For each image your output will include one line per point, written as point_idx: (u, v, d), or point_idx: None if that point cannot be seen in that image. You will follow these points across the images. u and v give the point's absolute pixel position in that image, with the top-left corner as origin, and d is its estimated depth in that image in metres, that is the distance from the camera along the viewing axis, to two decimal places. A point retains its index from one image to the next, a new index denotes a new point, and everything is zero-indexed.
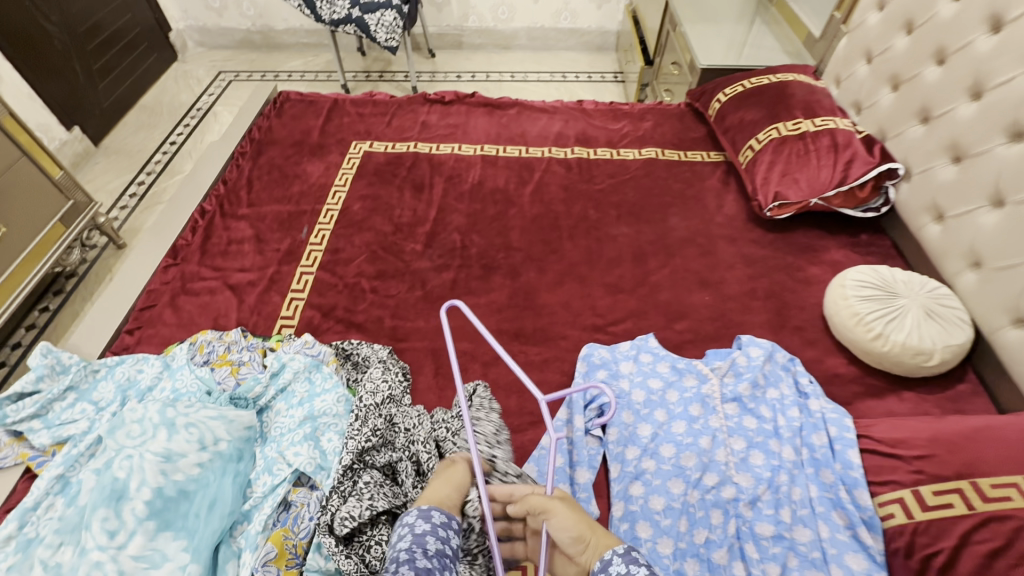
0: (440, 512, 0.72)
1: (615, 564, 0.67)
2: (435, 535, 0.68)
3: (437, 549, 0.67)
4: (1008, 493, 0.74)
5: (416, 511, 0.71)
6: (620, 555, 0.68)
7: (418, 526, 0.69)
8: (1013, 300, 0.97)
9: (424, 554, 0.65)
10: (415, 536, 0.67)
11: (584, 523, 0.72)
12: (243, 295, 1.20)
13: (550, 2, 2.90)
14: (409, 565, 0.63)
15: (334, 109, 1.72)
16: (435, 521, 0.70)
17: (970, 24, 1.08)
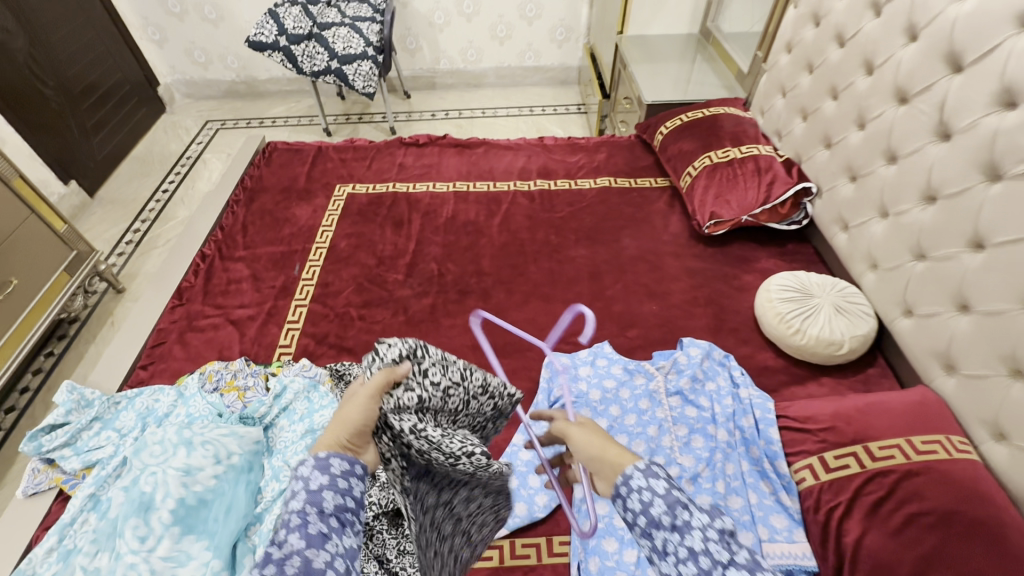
0: (341, 459, 0.69)
1: (637, 478, 0.63)
2: (333, 490, 0.65)
3: (337, 505, 0.65)
4: (892, 452, 0.93)
5: (314, 461, 0.67)
6: (641, 469, 0.64)
7: (314, 480, 0.65)
8: (901, 294, 1.16)
9: (318, 515, 0.62)
10: (310, 494, 0.64)
11: (596, 447, 0.70)
12: (243, 328, 1.34)
13: (514, 44, 3.15)
14: (301, 532, 0.60)
15: (318, 155, 1.89)
16: (333, 471, 0.66)
17: (851, 68, 1.30)
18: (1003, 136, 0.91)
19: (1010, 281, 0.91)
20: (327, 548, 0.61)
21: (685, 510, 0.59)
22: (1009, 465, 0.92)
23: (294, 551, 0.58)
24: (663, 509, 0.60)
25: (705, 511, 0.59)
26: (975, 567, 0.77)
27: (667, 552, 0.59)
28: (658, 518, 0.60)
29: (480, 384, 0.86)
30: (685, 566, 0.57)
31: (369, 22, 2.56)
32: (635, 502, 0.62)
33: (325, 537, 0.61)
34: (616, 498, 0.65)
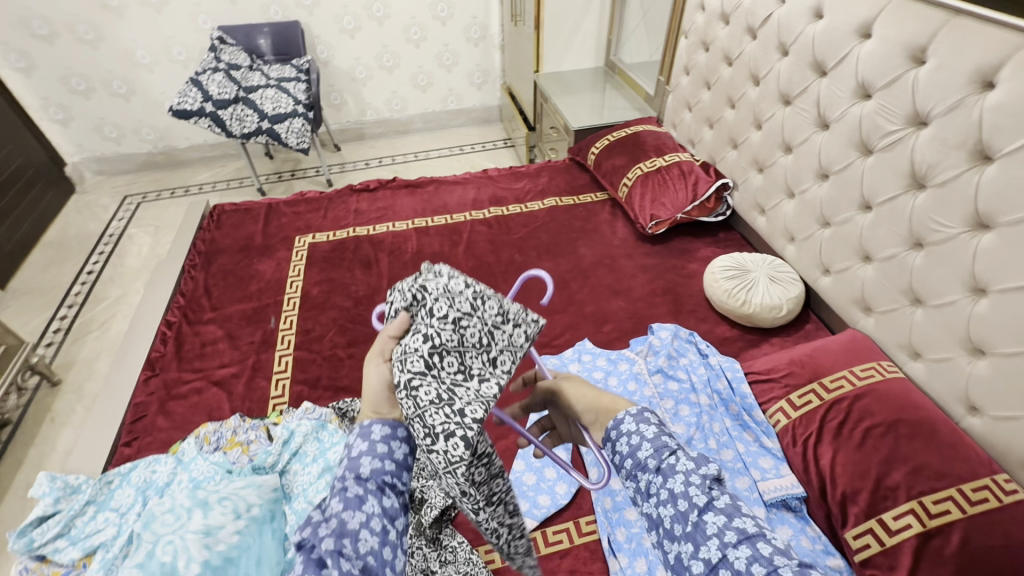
0: (384, 426, 0.71)
1: (628, 423, 0.73)
2: (371, 454, 0.68)
3: (375, 471, 0.67)
4: (841, 383, 1.11)
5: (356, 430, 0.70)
6: (632, 416, 0.74)
7: (356, 448, 0.68)
8: (818, 257, 1.39)
9: (355, 480, 0.65)
10: (350, 461, 0.67)
11: (589, 400, 0.81)
12: (230, 387, 1.32)
13: (436, 90, 3.34)
14: (341, 497, 0.63)
15: (270, 212, 1.90)
16: (374, 436, 0.69)
17: (741, 81, 1.57)
18: (865, 119, 1.17)
19: (895, 230, 1.15)
20: (363, 510, 0.63)
21: (670, 454, 0.68)
22: (927, 376, 1.13)
23: (332, 514, 0.61)
24: (650, 452, 0.68)
25: (689, 458, 0.67)
26: (921, 459, 0.95)
27: (649, 493, 0.67)
28: (645, 460, 0.68)
29: (498, 311, 0.79)
30: (664, 505, 0.65)
31: (295, 82, 2.63)
32: (625, 445, 0.71)
33: (360, 500, 0.63)
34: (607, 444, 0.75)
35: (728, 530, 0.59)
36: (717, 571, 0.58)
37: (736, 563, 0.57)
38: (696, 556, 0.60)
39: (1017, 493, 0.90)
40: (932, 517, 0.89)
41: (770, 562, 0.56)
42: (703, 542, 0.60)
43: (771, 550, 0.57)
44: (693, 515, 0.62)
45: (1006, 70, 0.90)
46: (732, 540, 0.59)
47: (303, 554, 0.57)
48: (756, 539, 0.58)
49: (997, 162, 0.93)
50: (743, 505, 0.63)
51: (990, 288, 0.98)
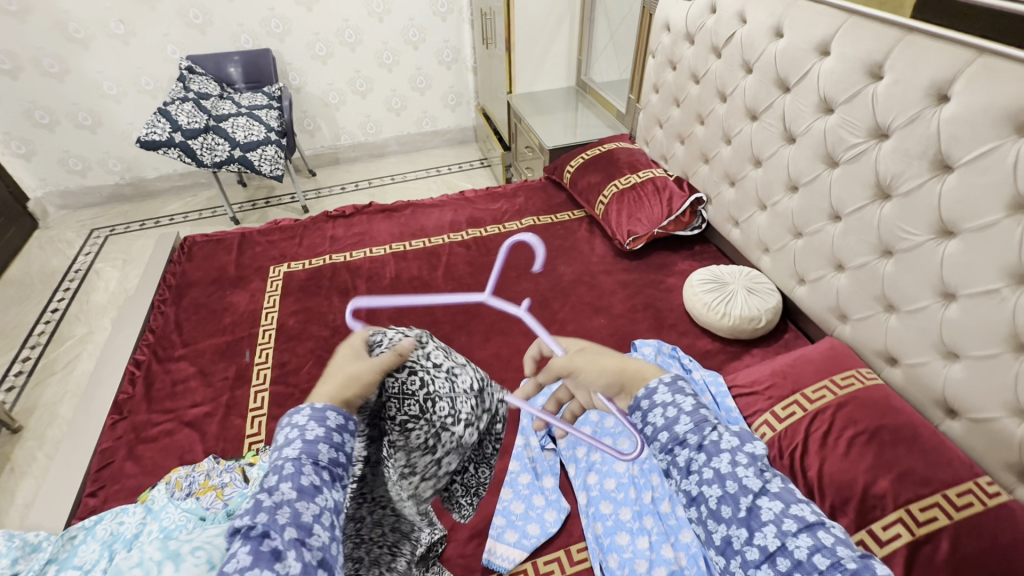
0: (338, 414, 0.62)
1: (662, 393, 0.74)
2: (329, 443, 0.59)
3: (331, 459, 0.58)
4: (823, 393, 1.12)
5: (309, 411, 0.60)
6: (666, 386, 0.75)
7: (311, 429, 0.59)
8: (792, 267, 1.41)
9: (314, 466, 0.56)
10: (306, 444, 0.57)
11: (611, 370, 0.78)
12: (203, 427, 1.27)
13: (410, 113, 3.35)
14: (294, 482, 0.54)
15: (243, 242, 1.86)
16: (331, 423, 0.60)
17: (709, 98, 1.61)
18: (829, 132, 1.20)
19: (865, 239, 1.17)
20: (317, 503, 0.54)
21: (712, 431, 0.70)
22: (905, 381, 1.15)
23: (284, 500, 0.52)
24: (690, 427, 0.70)
25: (732, 436, 0.70)
26: (906, 464, 0.96)
27: (690, 470, 0.69)
28: (684, 435, 0.70)
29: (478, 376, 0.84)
30: (709, 484, 0.67)
31: (267, 109, 2.60)
32: (659, 416, 0.73)
33: (316, 490, 0.55)
34: (635, 412, 0.76)
35: (787, 519, 0.62)
36: (774, 558, 0.60)
37: (796, 553, 0.60)
38: (751, 542, 0.62)
39: (999, 495, 0.91)
40: (920, 526, 0.89)
41: (834, 552, 0.58)
42: (759, 529, 0.63)
43: (833, 539, 0.60)
44: (746, 501, 0.65)
45: (959, 83, 0.93)
46: (792, 529, 0.61)
47: (250, 543, 0.47)
48: (817, 527, 0.61)
49: (957, 170, 0.97)
50: (795, 491, 0.67)
51: (959, 292, 1.00)
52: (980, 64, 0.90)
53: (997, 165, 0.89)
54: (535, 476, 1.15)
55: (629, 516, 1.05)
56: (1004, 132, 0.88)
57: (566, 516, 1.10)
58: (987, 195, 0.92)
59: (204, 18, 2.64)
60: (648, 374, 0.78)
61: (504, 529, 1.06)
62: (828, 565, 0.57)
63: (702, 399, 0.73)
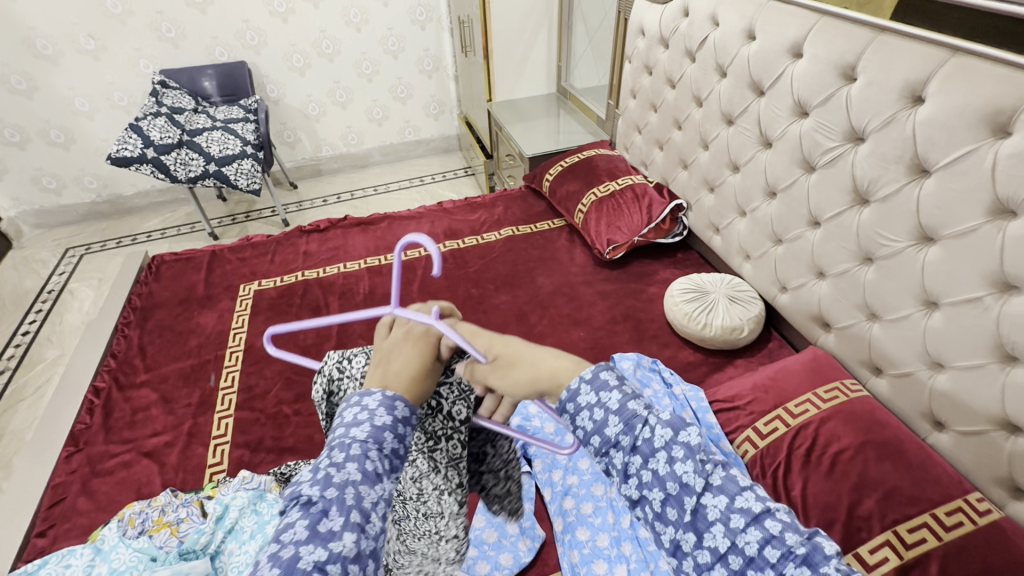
0: (406, 405, 0.63)
1: (585, 395, 0.69)
2: (394, 432, 0.60)
3: (393, 449, 0.60)
4: (806, 407, 1.08)
5: (380, 398, 0.62)
6: (588, 385, 0.69)
7: (379, 416, 0.60)
8: (774, 274, 1.37)
9: (378, 454, 0.58)
10: (374, 429, 0.59)
11: (525, 382, 0.72)
12: (163, 458, 1.21)
13: (392, 122, 3.31)
14: (360, 464, 0.56)
15: (213, 260, 1.81)
16: (398, 413, 0.61)
17: (685, 103, 1.58)
18: (805, 136, 1.17)
19: (845, 246, 1.13)
20: (377, 489, 0.56)
21: (643, 429, 0.66)
22: (891, 392, 1.11)
23: (348, 482, 0.54)
24: (620, 429, 0.66)
25: (665, 428, 0.66)
26: (891, 483, 0.92)
27: (628, 474, 0.66)
28: (616, 437, 0.66)
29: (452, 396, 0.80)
30: (649, 488, 0.64)
31: (243, 122, 2.55)
32: (588, 419, 0.68)
33: (377, 476, 0.57)
34: (563, 416, 0.71)
35: (733, 514, 0.59)
36: (726, 558, 0.58)
37: (747, 549, 0.57)
38: (700, 545, 0.60)
39: (990, 513, 0.87)
40: (908, 548, 0.84)
41: (783, 542, 0.57)
42: (707, 530, 0.60)
43: (781, 527, 0.58)
44: (690, 502, 0.62)
45: (933, 84, 0.90)
46: (740, 525, 0.59)
47: (310, 518, 0.50)
48: (763, 517, 0.59)
49: (934, 174, 0.93)
50: (738, 478, 0.64)
51: (942, 300, 0.96)
52: (954, 64, 0.87)
53: (975, 168, 0.86)
54: None
55: (607, 543, 1.00)
56: (981, 134, 0.85)
57: (541, 544, 1.04)
58: (966, 201, 0.88)
59: (177, 32, 2.60)
60: (560, 380, 0.72)
61: (477, 560, 1.01)
62: (779, 557, 0.56)
63: (626, 390, 0.68)
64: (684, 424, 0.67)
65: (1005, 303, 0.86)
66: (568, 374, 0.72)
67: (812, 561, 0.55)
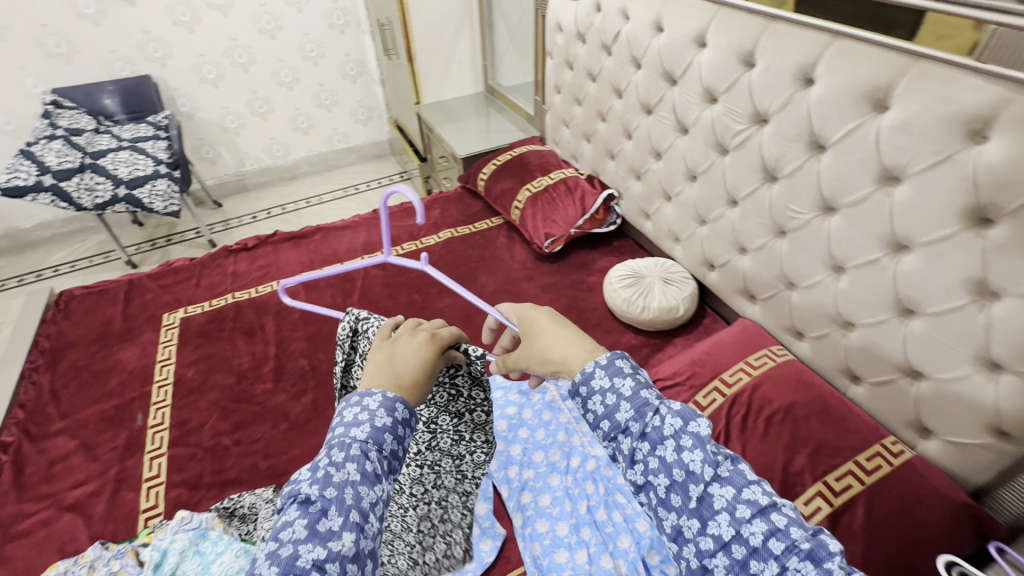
0: (406, 406, 0.65)
1: (600, 377, 0.66)
2: (394, 434, 0.62)
3: (392, 450, 0.61)
4: (739, 376, 1.14)
5: (381, 399, 0.64)
6: (603, 368, 0.66)
7: (379, 418, 0.62)
8: (702, 254, 1.44)
9: (378, 455, 0.59)
10: (374, 430, 0.60)
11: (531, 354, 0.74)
12: (89, 510, 1.11)
13: (319, 131, 3.20)
14: (359, 465, 0.57)
15: (131, 289, 1.68)
16: (398, 415, 0.63)
17: (606, 95, 1.63)
18: (716, 121, 1.23)
19: (761, 221, 1.21)
20: (376, 490, 0.58)
21: (654, 417, 0.62)
22: (813, 353, 1.20)
23: (348, 483, 0.56)
24: (631, 415, 0.63)
25: (676, 417, 0.61)
26: (819, 438, 0.99)
27: (635, 459, 0.62)
28: (626, 423, 0.63)
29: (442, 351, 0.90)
30: (655, 474, 0.59)
31: (153, 141, 2.39)
32: (599, 404, 0.65)
33: (376, 477, 0.58)
34: (576, 398, 0.68)
35: (739, 505, 0.54)
36: (730, 548, 0.53)
37: (752, 540, 0.53)
38: (704, 533, 0.55)
39: (904, 453, 0.96)
40: (837, 495, 0.92)
41: (788, 535, 0.52)
42: (712, 518, 0.55)
43: (786, 521, 0.54)
44: (696, 490, 0.56)
45: (822, 66, 0.97)
46: (747, 516, 0.54)
47: (309, 517, 0.53)
48: (770, 510, 0.54)
49: (829, 149, 1.00)
50: (746, 470, 0.58)
51: (847, 265, 1.04)
52: (836, 47, 0.94)
53: (862, 141, 0.93)
54: None
55: (567, 530, 1.02)
56: (864, 110, 0.92)
57: (503, 542, 1.05)
58: (859, 172, 0.96)
59: (68, 46, 2.39)
60: (574, 366, 0.69)
61: None
62: (782, 550, 0.52)
63: (641, 377, 0.65)
64: (696, 414, 0.61)
65: (898, 262, 0.95)
66: (582, 360, 0.69)
67: (816, 556, 0.50)
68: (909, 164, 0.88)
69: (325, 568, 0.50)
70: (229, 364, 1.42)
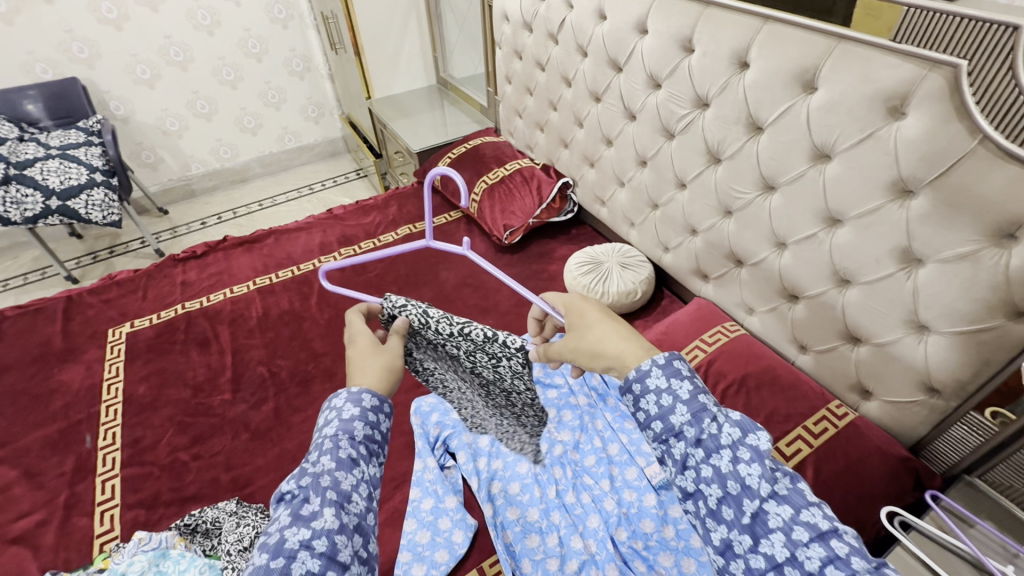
0: (373, 396, 0.70)
1: (655, 376, 0.63)
2: (363, 421, 0.66)
3: (366, 436, 0.66)
4: (695, 353, 1.18)
5: (346, 395, 0.68)
6: (660, 367, 0.64)
7: (347, 410, 0.66)
8: (656, 237, 1.48)
9: (350, 443, 0.63)
10: (342, 423, 0.65)
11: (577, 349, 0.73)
12: (37, 540, 1.05)
13: (268, 130, 3.09)
14: (333, 455, 0.61)
15: (70, 306, 1.59)
16: (365, 405, 0.68)
17: (556, 84, 1.64)
18: (661, 107, 1.26)
19: (708, 203, 1.25)
20: (355, 474, 0.61)
21: (710, 424, 0.60)
22: (762, 327, 1.25)
23: (324, 472, 0.59)
24: (686, 419, 0.61)
25: (733, 426, 0.60)
26: (770, 406, 1.04)
27: (686, 466, 0.60)
28: (680, 426, 0.61)
29: (484, 333, 0.85)
30: (707, 483, 0.58)
31: (85, 147, 2.25)
32: (652, 403, 0.63)
33: (353, 463, 0.62)
34: (626, 394, 0.66)
35: (797, 527, 0.53)
36: (783, 569, 0.52)
37: (807, 564, 0.51)
38: (755, 550, 0.54)
39: (847, 415, 1.02)
40: (789, 459, 0.96)
41: (849, 565, 0.50)
42: (765, 536, 0.53)
43: (848, 549, 0.51)
44: (750, 505, 0.55)
45: (755, 50, 1.01)
46: (804, 539, 0.52)
47: (291, 507, 0.56)
48: (830, 536, 0.52)
49: (766, 130, 1.04)
50: (806, 490, 0.56)
51: (788, 241, 1.09)
52: (767, 31, 0.98)
53: (795, 121, 0.97)
54: (438, 497, 1.10)
55: (537, 515, 1.04)
56: (795, 91, 0.96)
57: (475, 532, 1.06)
58: (793, 152, 1.00)
59: None
60: (629, 363, 0.68)
61: (411, 564, 1.00)
62: None
63: (698, 382, 0.63)
64: (757, 427, 0.59)
65: (833, 235, 1.00)
66: (638, 359, 0.68)
67: None
68: (838, 141, 0.92)
69: (312, 544, 0.53)
70: (183, 377, 1.37)
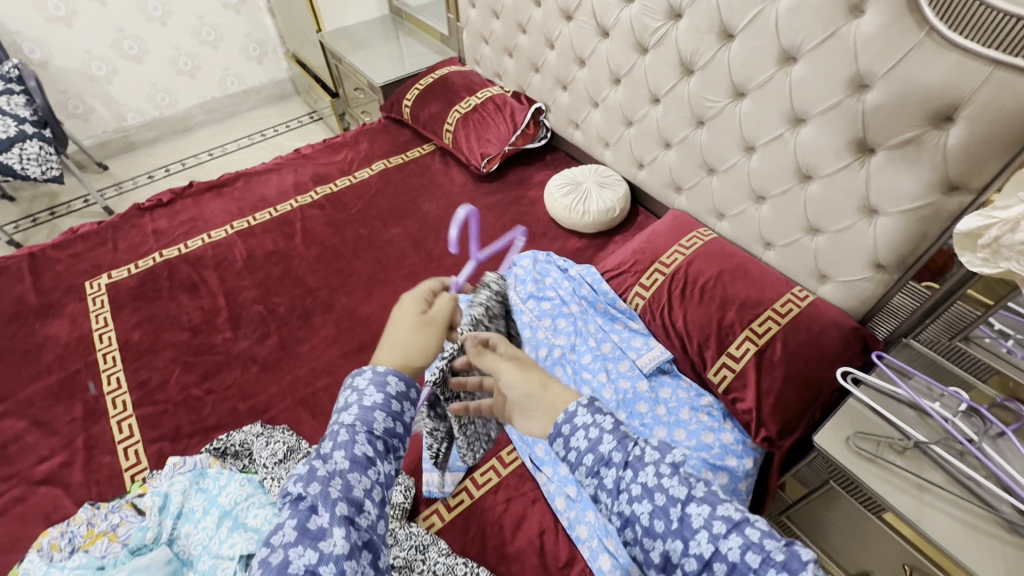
0: (397, 381, 0.72)
1: (581, 415, 0.71)
2: (383, 411, 0.69)
3: (385, 430, 0.69)
4: (675, 256, 1.29)
5: (371, 378, 0.71)
6: (584, 407, 0.72)
7: (369, 397, 0.69)
8: (631, 155, 1.54)
9: (367, 438, 0.66)
10: (362, 412, 0.68)
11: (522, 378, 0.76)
12: (65, 480, 1.08)
13: (208, 73, 2.87)
14: (348, 451, 0.64)
15: (36, 262, 1.51)
16: (389, 390, 0.70)
17: (524, 5, 1.62)
18: (634, 21, 1.30)
19: (681, 115, 1.32)
20: (369, 475, 0.64)
21: (634, 447, 0.68)
22: (732, 231, 1.37)
23: (337, 471, 0.62)
24: (614, 446, 0.67)
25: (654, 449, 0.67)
26: (743, 295, 1.17)
27: (619, 491, 0.65)
28: (609, 454, 0.67)
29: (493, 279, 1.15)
30: (638, 502, 0.63)
31: (6, 96, 2.06)
32: (581, 439, 0.69)
33: (368, 461, 0.65)
34: (556, 439, 0.72)
35: (716, 521, 0.60)
36: (712, 566, 0.58)
37: (730, 556, 0.58)
38: (688, 553, 0.59)
39: (807, 297, 1.17)
40: (761, 336, 1.11)
41: (763, 548, 0.58)
42: (693, 537, 0.60)
43: (759, 534, 0.59)
44: (676, 511, 0.61)
45: None
46: (723, 532, 0.59)
47: (299, 516, 0.59)
48: (744, 525, 0.60)
49: (737, 37, 1.11)
50: (719, 491, 0.64)
51: (756, 144, 1.19)
52: None
53: (764, 26, 1.04)
54: None
55: None
56: None
57: None
58: (763, 55, 1.07)
59: None
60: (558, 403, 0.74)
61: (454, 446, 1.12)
62: (760, 562, 0.57)
63: None
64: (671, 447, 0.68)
65: (798, 134, 1.10)
66: (567, 399, 0.75)
67: (791, 567, 0.56)
68: (804, 42, 1.00)
69: (318, 570, 0.55)
70: (178, 322, 1.36)
